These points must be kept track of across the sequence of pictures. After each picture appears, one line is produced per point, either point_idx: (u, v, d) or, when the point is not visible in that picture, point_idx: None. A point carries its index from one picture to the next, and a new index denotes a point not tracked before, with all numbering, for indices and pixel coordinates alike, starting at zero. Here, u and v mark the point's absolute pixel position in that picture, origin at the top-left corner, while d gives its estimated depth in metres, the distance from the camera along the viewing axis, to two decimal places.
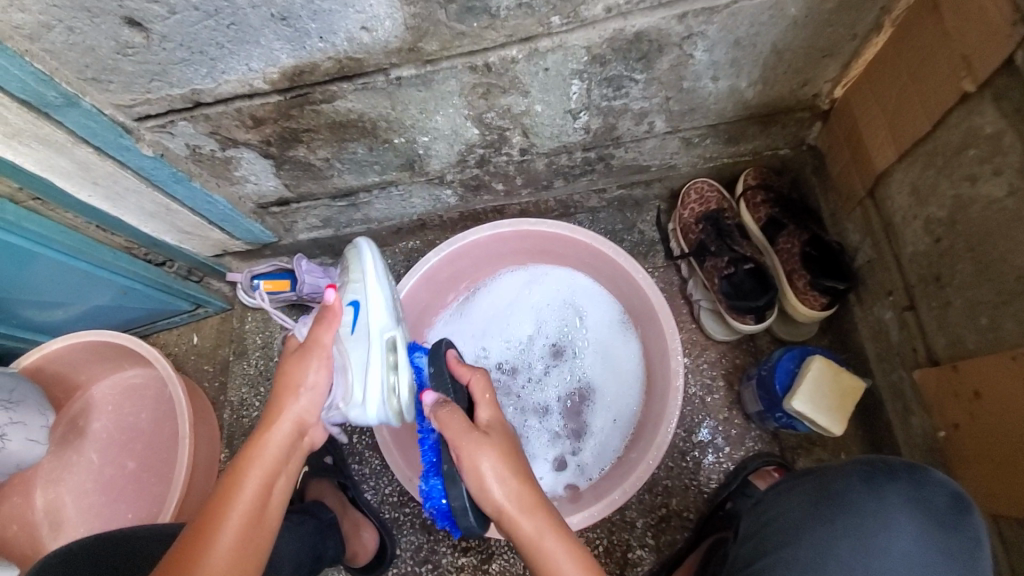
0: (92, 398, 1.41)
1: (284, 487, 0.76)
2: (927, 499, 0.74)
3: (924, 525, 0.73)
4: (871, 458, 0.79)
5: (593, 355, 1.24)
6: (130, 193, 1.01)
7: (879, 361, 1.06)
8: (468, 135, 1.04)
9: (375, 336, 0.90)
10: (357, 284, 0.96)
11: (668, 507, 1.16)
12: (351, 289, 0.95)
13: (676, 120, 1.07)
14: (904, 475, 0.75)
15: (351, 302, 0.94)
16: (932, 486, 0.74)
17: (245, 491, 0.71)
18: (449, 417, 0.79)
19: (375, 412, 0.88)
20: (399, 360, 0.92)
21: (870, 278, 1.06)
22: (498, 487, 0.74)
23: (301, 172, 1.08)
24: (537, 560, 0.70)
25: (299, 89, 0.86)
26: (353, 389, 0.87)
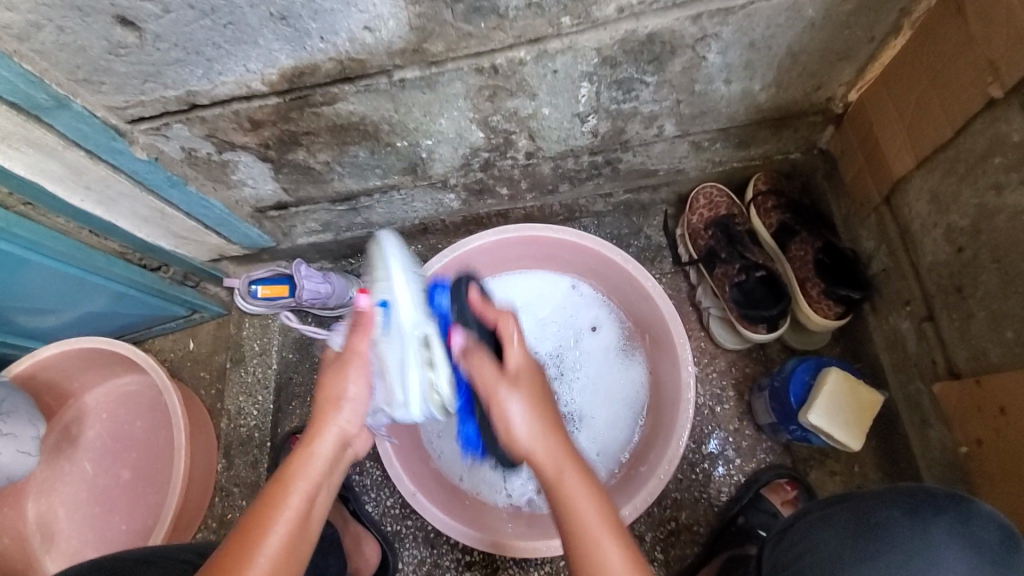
0: (85, 406, 1.38)
1: (326, 499, 0.73)
2: (975, 536, 0.71)
3: (960, 550, 0.71)
4: (912, 489, 0.76)
5: (590, 378, 1.21)
6: (123, 198, 0.97)
7: (895, 372, 1.03)
8: (473, 138, 1.01)
9: (409, 332, 0.81)
10: (384, 282, 0.84)
11: (676, 521, 1.13)
12: (376, 283, 0.85)
13: (687, 124, 1.05)
14: (947, 507, 0.73)
15: (378, 302, 0.82)
16: (979, 522, 0.72)
17: (289, 503, 0.68)
18: (477, 363, 0.80)
19: (419, 411, 0.82)
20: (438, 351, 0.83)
21: (885, 287, 1.03)
22: (524, 428, 0.73)
23: (300, 176, 1.05)
24: (558, 496, 0.69)
25: (298, 91, 0.83)
26: (392, 390, 0.80)
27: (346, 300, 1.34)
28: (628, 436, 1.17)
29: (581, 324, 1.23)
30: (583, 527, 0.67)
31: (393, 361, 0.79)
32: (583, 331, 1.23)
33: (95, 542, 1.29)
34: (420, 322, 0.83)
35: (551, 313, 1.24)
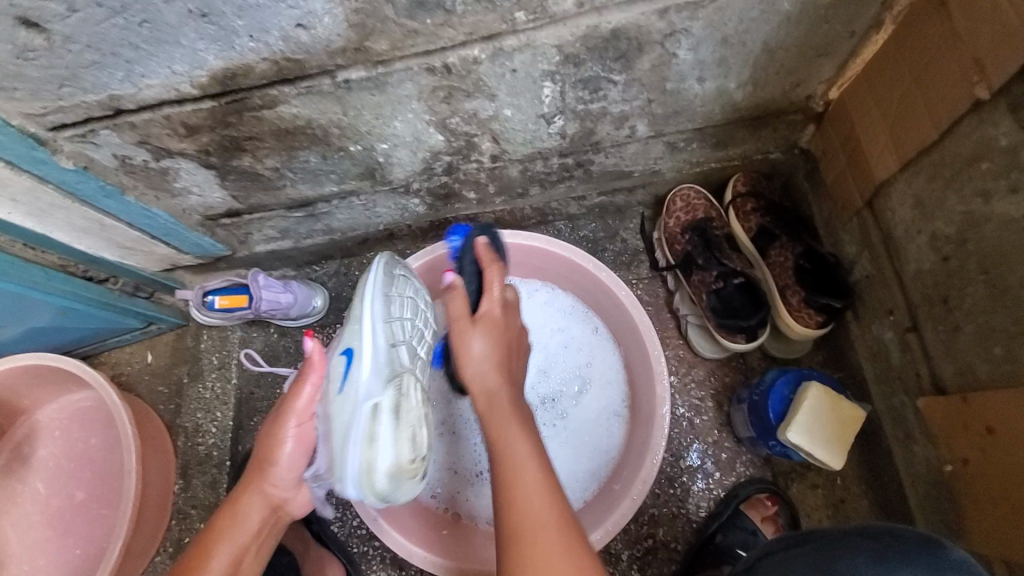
0: (37, 423, 1.31)
1: (252, 561, 0.83)
2: None
3: None
4: (878, 530, 0.72)
5: (569, 425, 1.13)
6: (55, 209, 0.90)
7: (877, 383, 0.99)
8: (432, 142, 0.94)
9: (358, 400, 0.72)
10: (353, 330, 0.79)
11: (654, 538, 1.08)
12: (347, 331, 0.80)
13: (660, 124, 0.99)
14: (917, 554, 0.68)
15: (344, 351, 0.78)
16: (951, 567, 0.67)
17: (211, 568, 0.78)
18: (454, 298, 0.88)
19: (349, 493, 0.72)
20: (383, 429, 0.72)
21: (868, 295, 0.99)
22: (480, 359, 0.86)
23: (249, 182, 0.98)
24: (498, 448, 0.79)
25: (234, 94, 0.76)
26: (331, 463, 0.75)
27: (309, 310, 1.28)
28: (601, 470, 1.09)
29: (564, 342, 1.16)
30: (513, 459, 0.77)
31: (338, 425, 0.72)
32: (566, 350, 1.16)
33: (48, 566, 1.23)
34: (370, 390, 0.73)
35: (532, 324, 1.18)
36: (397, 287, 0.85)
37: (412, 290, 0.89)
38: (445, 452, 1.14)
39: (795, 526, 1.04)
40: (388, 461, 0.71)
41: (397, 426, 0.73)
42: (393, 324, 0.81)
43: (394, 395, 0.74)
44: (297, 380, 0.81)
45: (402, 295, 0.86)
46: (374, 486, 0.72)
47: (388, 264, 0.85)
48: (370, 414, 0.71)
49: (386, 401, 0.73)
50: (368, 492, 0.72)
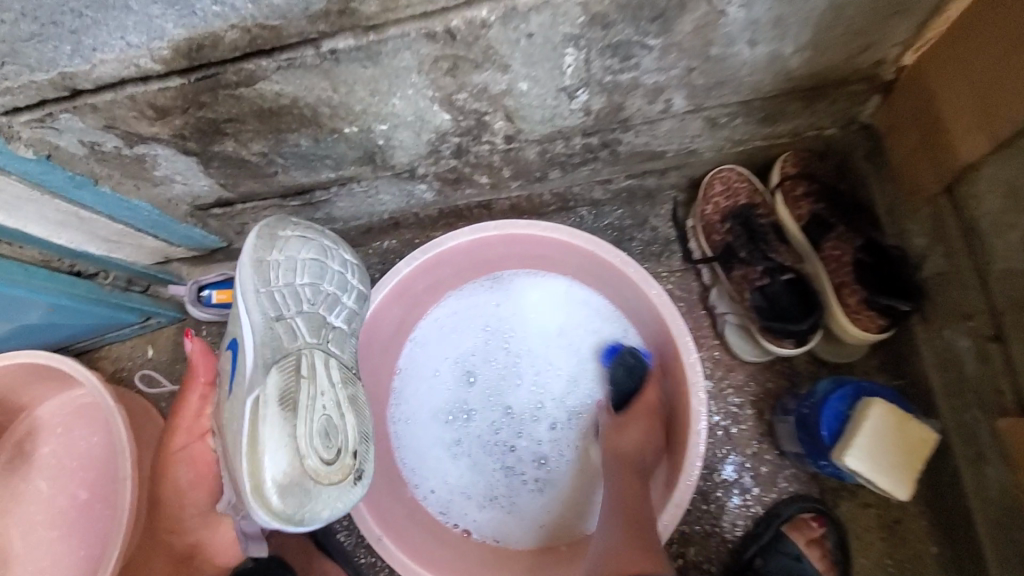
0: (37, 420, 1.26)
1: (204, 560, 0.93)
2: None
3: None
4: None
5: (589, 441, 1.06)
6: (23, 202, 0.81)
7: (948, 396, 0.86)
8: (437, 121, 0.83)
9: (239, 402, 0.74)
10: (234, 320, 0.79)
11: (684, 558, 0.99)
12: (234, 319, 0.79)
13: (700, 97, 0.85)
14: None
15: (229, 344, 0.79)
16: None
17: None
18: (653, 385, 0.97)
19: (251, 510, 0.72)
20: (274, 438, 0.71)
21: (941, 295, 0.85)
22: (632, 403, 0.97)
23: (236, 170, 0.88)
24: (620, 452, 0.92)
25: (204, 69, 0.66)
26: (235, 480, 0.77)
27: None
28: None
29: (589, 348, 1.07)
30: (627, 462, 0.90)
31: (232, 433, 0.74)
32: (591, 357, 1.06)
33: (52, 567, 1.20)
34: (253, 383, 0.73)
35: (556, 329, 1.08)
36: (280, 250, 0.77)
37: (318, 248, 0.79)
38: (458, 466, 1.06)
39: (845, 551, 0.93)
40: (276, 471, 0.71)
41: (293, 425, 0.72)
42: (273, 292, 0.75)
43: (285, 384, 0.73)
44: (179, 400, 0.89)
45: (286, 258, 0.77)
46: (275, 502, 0.71)
47: (269, 226, 0.77)
48: (253, 418, 0.71)
49: (268, 392, 0.72)
50: (270, 513, 0.71)
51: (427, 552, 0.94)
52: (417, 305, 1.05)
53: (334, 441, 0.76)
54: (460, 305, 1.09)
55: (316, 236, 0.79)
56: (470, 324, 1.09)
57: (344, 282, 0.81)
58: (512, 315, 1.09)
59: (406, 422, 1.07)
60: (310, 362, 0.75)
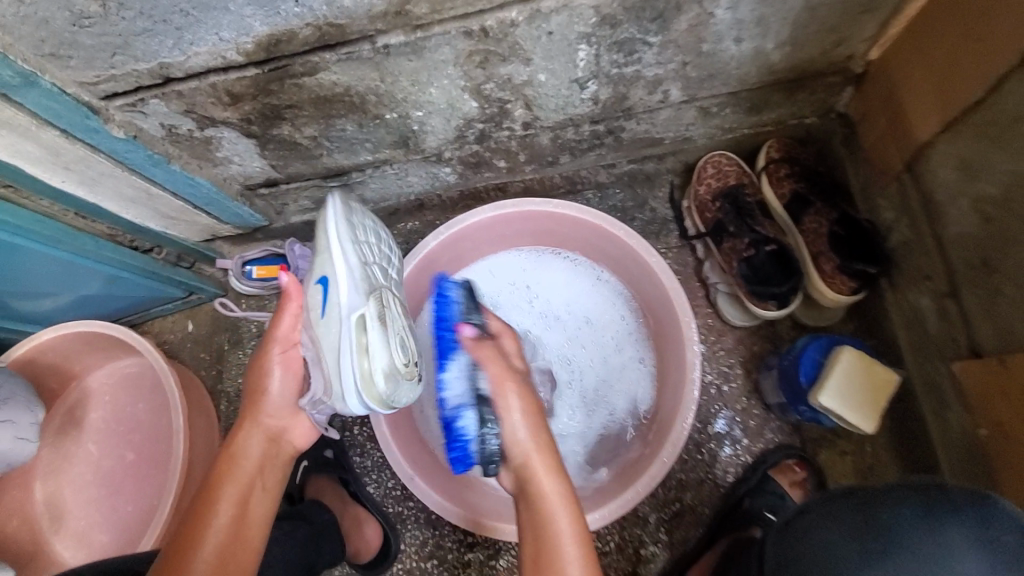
0: (88, 388, 1.36)
1: (264, 497, 0.78)
2: (996, 540, 0.62)
3: (978, 555, 0.61)
4: (926, 485, 0.66)
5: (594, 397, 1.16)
6: (105, 178, 0.93)
7: (912, 350, 0.99)
8: (466, 109, 0.95)
9: (340, 313, 0.74)
10: (323, 258, 0.78)
11: (681, 502, 1.10)
12: (317, 259, 0.79)
13: (694, 88, 0.98)
14: (967, 508, 0.64)
15: (319, 280, 0.78)
16: (1000, 521, 0.62)
17: (218, 511, 0.73)
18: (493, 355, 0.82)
19: (353, 405, 0.75)
20: (374, 345, 0.75)
21: (905, 261, 0.98)
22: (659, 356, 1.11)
23: (288, 151, 1.00)
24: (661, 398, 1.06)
25: (277, 61, 0.78)
26: (330, 381, 0.76)
27: None
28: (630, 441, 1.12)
29: (603, 318, 1.18)
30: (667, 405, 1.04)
31: (328, 342, 0.75)
32: (606, 326, 1.18)
33: (101, 522, 1.30)
34: (354, 303, 0.75)
35: (572, 300, 1.20)
36: (356, 215, 0.83)
37: (371, 223, 0.87)
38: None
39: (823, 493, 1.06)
40: (384, 364, 0.75)
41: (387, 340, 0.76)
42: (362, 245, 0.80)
43: (380, 307, 0.77)
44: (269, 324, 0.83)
45: (364, 223, 0.84)
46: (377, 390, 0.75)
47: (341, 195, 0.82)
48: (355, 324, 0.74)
49: (370, 310, 0.75)
50: (373, 399, 0.75)
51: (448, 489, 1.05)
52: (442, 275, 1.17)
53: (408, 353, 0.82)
54: (479, 274, 1.21)
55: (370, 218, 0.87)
56: (489, 289, 1.21)
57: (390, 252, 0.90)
58: (532, 286, 1.21)
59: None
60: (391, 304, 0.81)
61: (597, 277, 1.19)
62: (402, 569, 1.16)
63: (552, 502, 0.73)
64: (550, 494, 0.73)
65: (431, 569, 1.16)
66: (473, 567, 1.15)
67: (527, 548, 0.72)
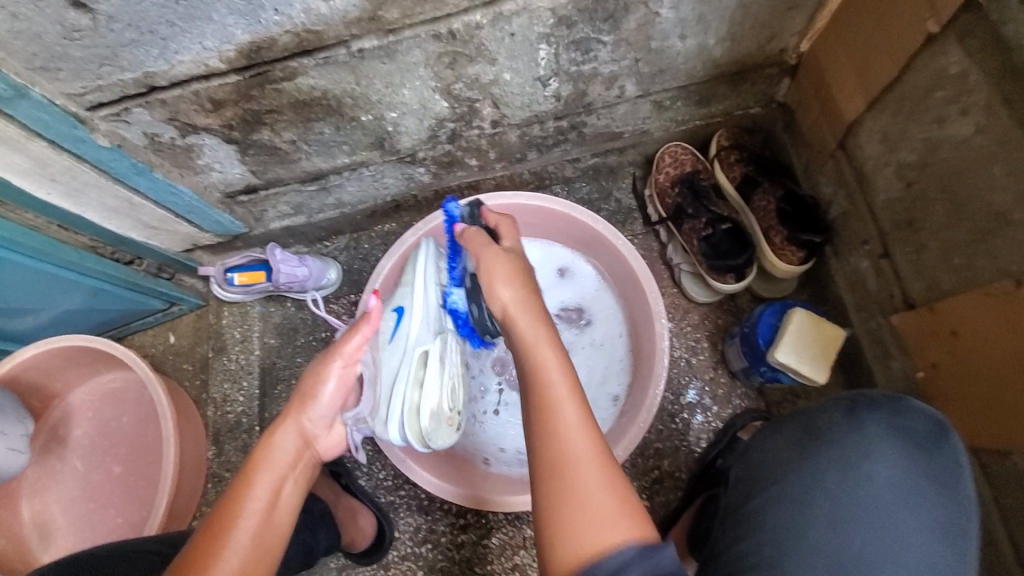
0: (70, 407, 1.38)
1: (297, 491, 0.72)
2: (908, 427, 0.80)
3: (894, 441, 0.79)
4: (852, 394, 0.84)
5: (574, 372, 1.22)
6: (90, 189, 0.96)
7: (857, 310, 1.08)
8: (437, 109, 1.02)
9: (411, 349, 0.87)
10: (404, 291, 0.94)
11: (659, 469, 1.17)
12: (399, 292, 0.94)
13: (647, 83, 1.07)
14: (882, 404, 0.82)
15: (395, 309, 0.92)
16: (911, 414, 0.80)
17: (253, 496, 0.68)
18: (477, 241, 0.83)
19: (395, 434, 0.84)
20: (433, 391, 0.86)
21: (844, 229, 1.08)
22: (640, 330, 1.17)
23: (267, 156, 1.05)
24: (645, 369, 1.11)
25: (257, 67, 0.83)
26: (379, 404, 0.84)
27: (324, 283, 1.35)
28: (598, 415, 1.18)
29: (576, 300, 1.24)
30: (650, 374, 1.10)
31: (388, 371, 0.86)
32: (578, 307, 1.24)
33: (90, 538, 1.30)
34: (424, 339, 0.89)
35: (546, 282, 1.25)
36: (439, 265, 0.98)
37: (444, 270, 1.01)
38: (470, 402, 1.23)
39: None
40: (430, 401, 0.86)
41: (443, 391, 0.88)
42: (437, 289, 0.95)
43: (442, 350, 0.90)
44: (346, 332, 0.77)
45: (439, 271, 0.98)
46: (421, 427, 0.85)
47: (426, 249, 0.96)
48: (421, 367, 0.87)
49: (435, 351, 0.89)
50: (410, 432, 0.85)
51: (443, 470, 1.11)
52: None
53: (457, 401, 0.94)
54: None
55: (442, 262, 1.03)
56: None
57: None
58: None
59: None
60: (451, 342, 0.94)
61: (567, 262, 1.26)
62: (398, 556, 1.21)
63: (536, 348, 0.71)
64: (532, 345, 0.71)
65: (425, 553, 1.21)
66: (467, 547, 1.20)
67: (526, 401, 0.69)
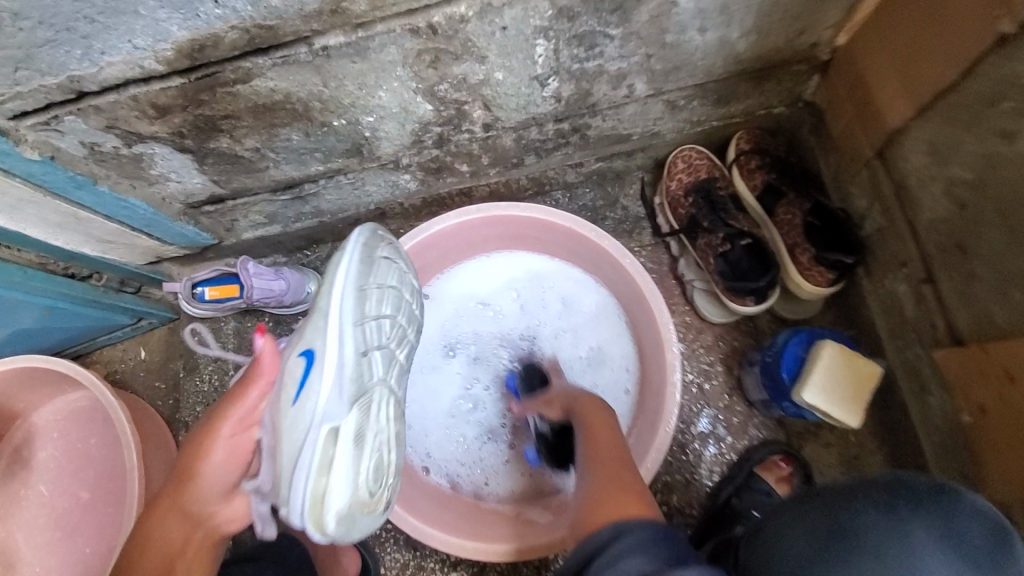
0: (33, 426, 1.26)
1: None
2: (961, 534, 0.62)
3: (942, 554, 0.61)
4: (890, 479, 0.68)
5: None
6: (27, 206, 0.85)
7: (891, 339, 0.96)
8: (420, 112, 0.89)
9: (307, 429, 0.64)
10: (316, 326, 0.68)
11: (668, 505, 1.06)
12: (311, 327, 0.68)
13: (659, 82, 0.94)
14: (930, 501, 0.64)
15: (305, 352, 0.68)
16: (966, 517, 0.63)
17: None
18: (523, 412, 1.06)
19: (299, 525, 0.65)
20: (344, 476, 0.65)
21: (879, 249, 0.96)
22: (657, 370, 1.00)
23: (229, 166, 0.93)
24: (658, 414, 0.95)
25: (203, 68, 0.71)
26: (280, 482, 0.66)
27: (304, 296, 1.24)
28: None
29: (583, 323, 1.13)
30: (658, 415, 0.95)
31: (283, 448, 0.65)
32: (584, 330, 1.12)
33: (55, 568, 1.21)
34: (333, 413, 0.64)
35: (551, 302, 1.14)
36: (376, 276, 0.73)
37: (398, 274, 0.77)
38: (463, 423, 1.12)
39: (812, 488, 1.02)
40: (340, 490, 0.65)
41: (364, 461, 0.67)
42: (367, 324, 0.69)
43: (361, 416, 0.67)
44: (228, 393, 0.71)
45: (379, 285, 0.73)
46: (333, 527, 0.66)
47: (369, 238, 0.74)
48: (327, 451, 0.64)
49: (348, 427, 0.65)
50: (316, 526, 0.65)
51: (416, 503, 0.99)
52: None
53: (384, 478, 0.72)
54: (449, 280, 1.15)
55: (400, 261, 0.79)
56: (462, 290, 1.15)
57: (413, 314, 0.80)
58: (511, 284, 1.15)
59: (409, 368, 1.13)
60: (376, 387, 0.70)
61: (574, 280, 1.14)
62: None
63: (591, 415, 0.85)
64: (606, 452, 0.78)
65: None
66: None
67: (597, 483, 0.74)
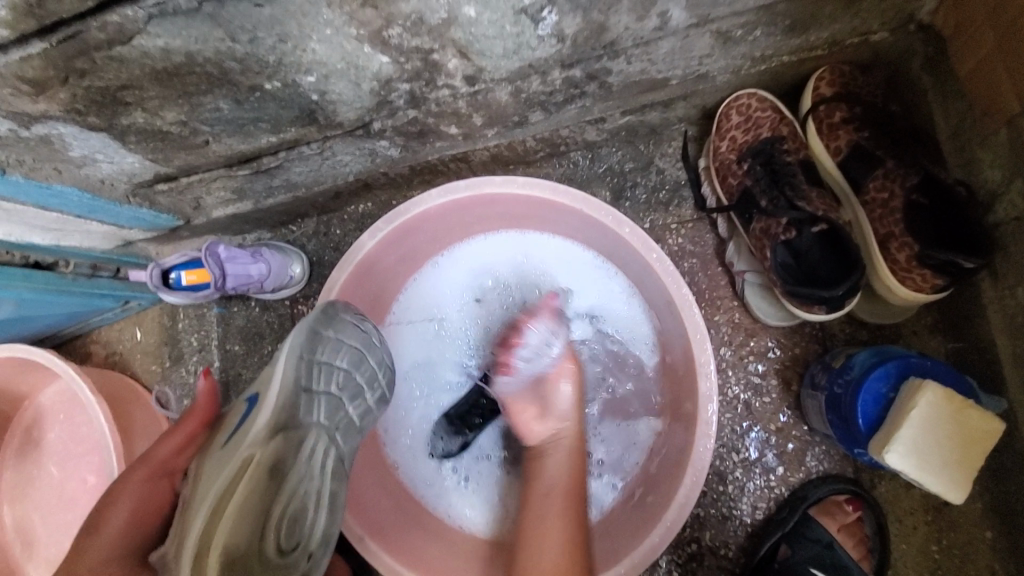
0: (41, 407, 1.23)
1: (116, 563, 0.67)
2: None
3: None
4: None
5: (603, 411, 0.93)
6: None
7: (1016, 366, 0.76)
8: (375, 66, 0.68)
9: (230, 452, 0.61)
10: (262, 377, 0.69)
11: (699, 543, 0.89)
12: (262, 376, 0.69)
13: (704, 6, 0.67)
14: None
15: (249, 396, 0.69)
16: None
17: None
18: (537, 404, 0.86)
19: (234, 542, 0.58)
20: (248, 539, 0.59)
21: (1016, 244, 0.74)
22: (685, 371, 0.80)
23: (159, 142, 0.77)
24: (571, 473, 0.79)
25: (62, 28, 0.54)
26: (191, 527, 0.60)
27: (287, 281, 1.09)
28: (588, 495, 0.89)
29: (619, 330, 0.92)
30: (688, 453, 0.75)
31: (198, 484, 0.62)
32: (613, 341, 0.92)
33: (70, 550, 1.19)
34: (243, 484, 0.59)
35: (578, 301, 0.93)
36: (335, 327, 0.68)
37: (362, 338, 0.70)
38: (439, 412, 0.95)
39: (883, 537, 0.84)
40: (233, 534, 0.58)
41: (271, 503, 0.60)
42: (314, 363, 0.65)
43: (282, 452, 0.61)
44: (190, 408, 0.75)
45: (337, 338, 0.68)
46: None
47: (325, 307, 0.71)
48: (240, 479, 0.59)
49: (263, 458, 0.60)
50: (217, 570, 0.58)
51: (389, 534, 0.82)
52: (392, 277, 0.90)
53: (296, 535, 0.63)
54: (451, 262, 0.95)
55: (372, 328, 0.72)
56: (472, 275, 0.95)
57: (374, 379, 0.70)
58: (531, 270, 0.94)
59: (413, 337, 0.95)
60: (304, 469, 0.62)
61: (608, 275, 0.92)
62: None
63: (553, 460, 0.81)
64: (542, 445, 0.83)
65: None
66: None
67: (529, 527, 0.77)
